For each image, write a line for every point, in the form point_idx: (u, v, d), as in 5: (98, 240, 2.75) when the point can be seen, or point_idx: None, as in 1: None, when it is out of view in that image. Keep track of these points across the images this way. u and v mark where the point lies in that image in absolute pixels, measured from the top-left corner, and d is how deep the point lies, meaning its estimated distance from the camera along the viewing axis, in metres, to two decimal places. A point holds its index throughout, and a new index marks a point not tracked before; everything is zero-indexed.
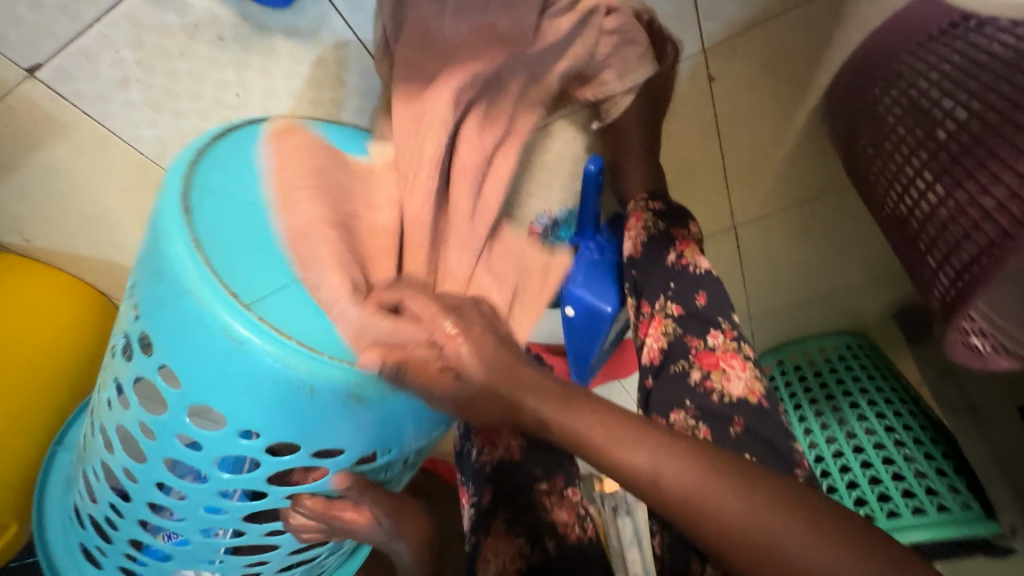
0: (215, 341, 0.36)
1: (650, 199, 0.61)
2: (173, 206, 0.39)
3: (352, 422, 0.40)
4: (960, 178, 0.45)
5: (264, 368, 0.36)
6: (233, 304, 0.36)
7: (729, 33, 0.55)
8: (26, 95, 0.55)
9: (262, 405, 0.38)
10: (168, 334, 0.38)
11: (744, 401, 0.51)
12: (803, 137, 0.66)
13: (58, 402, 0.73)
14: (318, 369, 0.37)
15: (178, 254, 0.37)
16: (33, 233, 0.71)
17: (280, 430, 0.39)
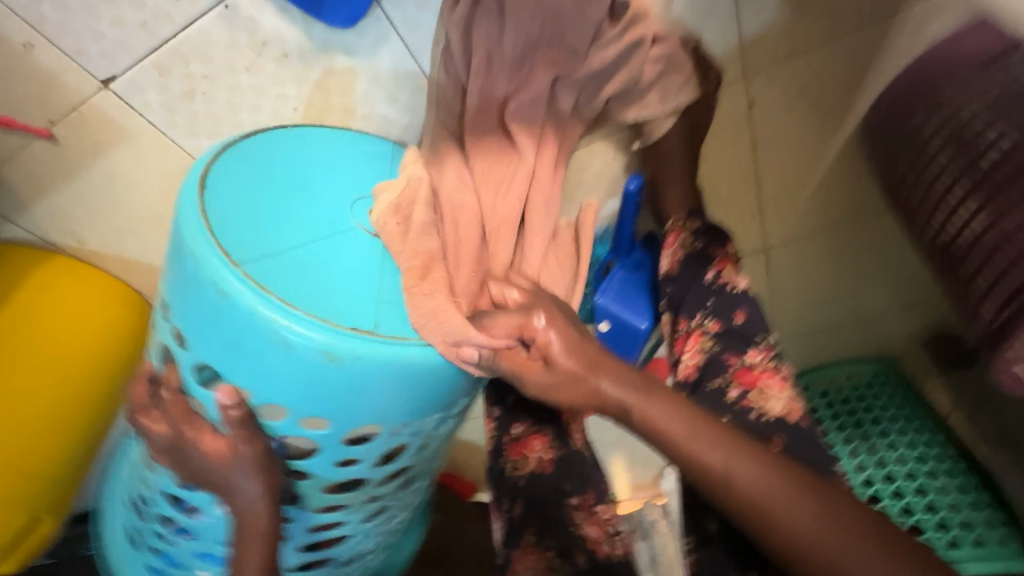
0: (249, 326, 0.41)
1: (688, 217, 0.62)
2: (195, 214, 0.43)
3: (374, 390, 0.43)
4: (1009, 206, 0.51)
5: (292, 344, 0.41)
6: (261, 292, 0.41)
7: (772, 60, 0.57)
8: (97, 105, 0.58)
9: (299, 381, 0.42)
10: (209, 329, 0.42)
11: (783, 419, 0.51)
12: (839, 162, 0.67)
13: (89, 401, 0.75)
14: (339, 338, 0.41)
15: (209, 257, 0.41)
16: (88, 236, 0.72)
17: (314, 404, 0.43)
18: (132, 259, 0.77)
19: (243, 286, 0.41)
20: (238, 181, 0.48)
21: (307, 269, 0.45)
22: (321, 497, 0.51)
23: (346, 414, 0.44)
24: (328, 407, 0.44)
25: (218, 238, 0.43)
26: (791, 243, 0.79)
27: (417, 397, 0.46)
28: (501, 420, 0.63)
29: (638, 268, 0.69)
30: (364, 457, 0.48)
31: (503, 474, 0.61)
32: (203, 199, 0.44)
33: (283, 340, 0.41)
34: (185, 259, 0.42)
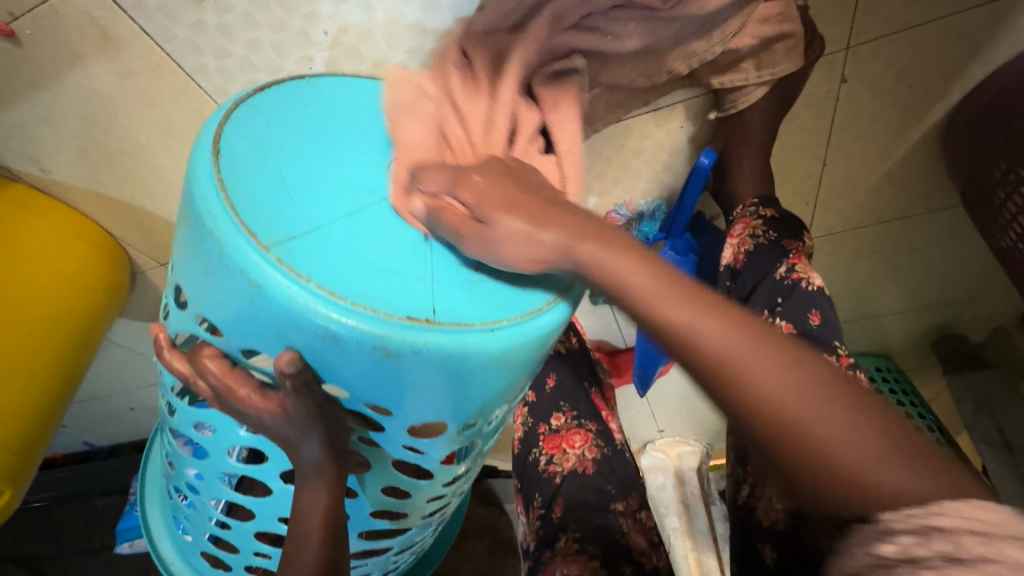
0: (286, 317, 0.33)
1: (761, 204, 0.56)
2: (207, 183, 0.34)
3: (438, 383, 0.36)
4: None
5: (338, 339, 0.33)
6: (297, 277, 0.33)
7: (880, 33, 0.51)
8: (77, 1, 0.47)
9: (354, 373, 0.35)
10: (236, 320, 0.35)
11: None
12: (911, 156, 0.63)
13: (57, 357, 0.64)
14: (393, 330, 0.33)
15: (226, 236, 0.33)
16: (53, 165, 0.61)
17: (372, 395, 0.37)
18: (107, 195, 0.66)
19: (275, 272, 0.32)
20: (259, 138, 0.38)
21: (352, 243, 0.36)
22: (390, 475, 0.46)
23: (403, 407, 0.38)
24: (381, 400, 0.37)
25: (239, 213, 0.34)
26: (834, 236, 0.75)
27: (489, 384, 0.38)
28: (540, 408, 0.60)
29: (688, 251, 0.64)
30: (429, 446, 0.43)
31: (537, 468, 0.58)
32: (215, 163, 0.35)
33: (327, 333, 0.33)
34: (202, 239, 0.34)
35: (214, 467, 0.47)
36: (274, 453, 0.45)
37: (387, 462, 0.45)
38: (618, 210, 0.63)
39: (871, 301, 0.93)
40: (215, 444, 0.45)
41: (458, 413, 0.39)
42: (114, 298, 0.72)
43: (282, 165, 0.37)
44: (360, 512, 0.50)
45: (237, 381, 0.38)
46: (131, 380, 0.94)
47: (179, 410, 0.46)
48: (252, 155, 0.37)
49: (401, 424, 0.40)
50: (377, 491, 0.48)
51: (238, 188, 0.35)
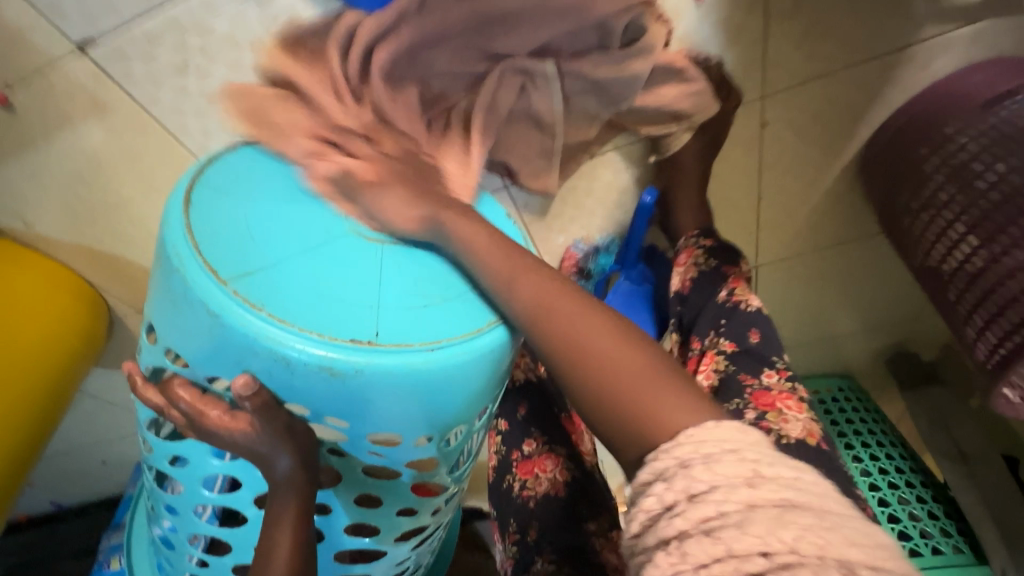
0: (242, 341, 0.37)
1: (702, 235, 0.61)
2: (176, 226, 0.39)
3: (388, 399, 0.40)
4: (1005, 246, 0.49)
5: (290, 361, 0.37)
6: (251, 308, 0.37)
7: (790, 83, 0.58)
8: (70, 72, 0.51)
9: (309, 390, 0.39)
10: (198, 345, 0.39)
11: (803, 443, 0.49)
12: (835, 188, 0.70)
13: (29, 407, 0.65)
14: (338, 352, 0.37)
15: (189, 271, 0.37)
16: (36, 219, 0.64)
17: (331, 411, 0.40)
18: (89, 247, 0.69)
19: (230, 303, 0.37)
20: (229, 187, 0.43)
21: (305, 276, 0.40)
22: (362, 486, 0.48)
23: (359, 423, 0.41)
24: (337, 416, 0.40)
25: (204, 253, 0.38)
26: (780, 263, 0.81)
27: (440, 400, 0.41)
28: (513, 436, 0.61)
29: (643, 281, 0.70)
30: (392, 462, 0.45)
31: (512, 495, 0.58)
32: (185, 212, 0.40)
33: (280, 357, 0.37)
34: (172, 277, 0.38)
35: (187, 501, 0.49)
36: (248, 477, 0.48)
37: (358, 472, 0.47)
38: (577, 245, 0.69)
39: (825, 323, 0.98)
40: (187, 473, 0.48)
41: (413, 428, 0.42)
42: (90, 346, 0.73)
43: (246, 209, 0.42)
44: (331, 530, 0.52)
45: (207, 405, 0.41)
46: (106, 433, 0.94)
47: (152, 443, 0.49)
48: (221, 200, 0.42)
49: (360, 439, 0.43)
50: (348, 503, 0.50)
51: (206, 231, 0.40)
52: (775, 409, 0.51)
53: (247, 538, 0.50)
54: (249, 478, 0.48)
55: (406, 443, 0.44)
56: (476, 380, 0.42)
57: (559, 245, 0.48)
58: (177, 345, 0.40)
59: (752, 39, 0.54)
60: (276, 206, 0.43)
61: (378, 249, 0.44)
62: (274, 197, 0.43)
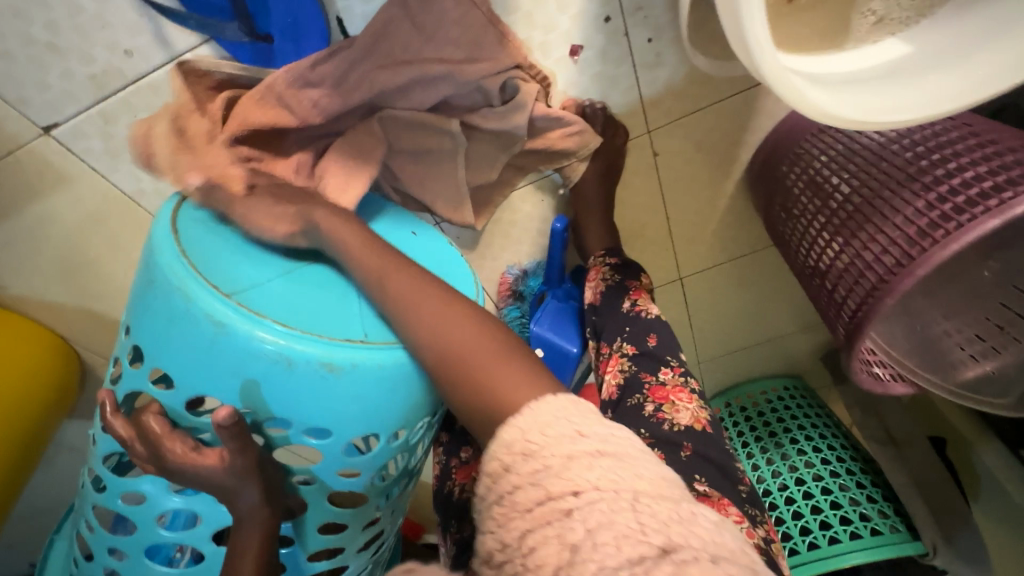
0: (243, 345, 0.43)
1: (607, 255, 0.69)
2: (172, 252, 0.45)
3: (366, 395, 0.46)
4: (847, 238, 0.58)
5: (291, 361, 0.44)
6: (256, 318, 0.44)
7: (668, 119, 0.67)
8: (38, 151, 0.59)
9: (299, 391, 0.45)
10: (194, 356, 0.44)
11: (692, 428, 0.57)
12: (732, 203, 0.79)
13: (1, 462, 0.69)
14: (333, 350, 0.45)
15: (194, 288, 0.44)
16: (11, 281, 0.71)
17: (311, 414, 0.46)
18: (61, 303, 0.75)
19: (233, 312, 0.44)
20: (207, 225, 0.50)
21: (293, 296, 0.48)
22: (322, 510, 0.54)
23: (339, 425, 0.47)
24: (319, 419, 0.46)
25: (204, 275, 0.45)
26: (701, 273, 0.90)
27: (406, 399, 0.49)
28: (452, 446, 0.68)
29: (568, 298, 0.76)
30: (362, 467, 0.51)
31: (453, 499, 0.64)
32: (177, 241, 0.46)
33: (282, 357, 0.44)
34: (171, 297, 0.44)
35: (140, 540, 0.54)
36: (210, 513, 0.53)
37: (324, 497, 0.53)
38: (509, 271, 0.77)
39: (758, 326, 1.06)
40: (144, 511, 0.53)
41: (383, 427, 0.49)
42: (63, 396, 0.78)
43: (226, 243, 0.50)
44: (295, 558, 0.57)
45: (175, 440, 0.47)
46: (80, 484, 0.97)
47: (108, 484, 0.53)
48: (205, 232, 0.49)
49: (337, 447, 0.49)
50: (315, 530, 0.55)
51: (199, 258, 0.46)
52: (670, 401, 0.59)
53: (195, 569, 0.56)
54: (210, 514, 0.54)
55: (382, 438, 0.50)
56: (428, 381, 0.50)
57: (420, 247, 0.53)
58: (164, 363, 0.45)
59: (628, 85, 0.63)
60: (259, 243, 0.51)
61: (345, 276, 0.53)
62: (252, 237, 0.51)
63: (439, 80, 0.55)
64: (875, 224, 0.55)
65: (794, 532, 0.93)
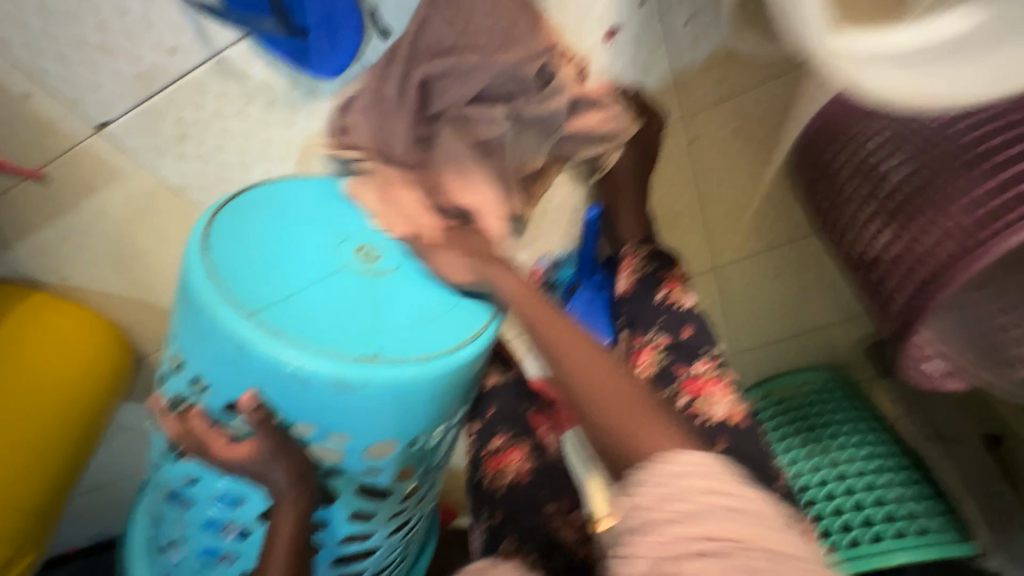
0: (266, 366, 0.45)
1: (641, 244, 0.68)
2: (200, 270, 0.47)
3: (384, 408, 0.48)
4: (901, 228, 0.56)
5: (309, 379, 0.45)
6: (275, 338, 0.45)
7: (706, 104, 0.65)
8: (90, 148, 0.62)
9: (321, 404, 0.47)
10: (225, 371, 0.47)
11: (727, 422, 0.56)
12: (772, 190, 0.76)
13: (66, 441, 0.74)
14: (350, 369, 0.45)
15: (219, 309, 0.45)
16: (69, 272, 0.75)
17: (334, 422, 0.48)
18: (114, 293, 0.79)
19: (255, 333, 0.45)
20: (232, 232, 0.50)
21: (315, 306, 0.48)
22: (352, 498, 0.56)
23: (359, 432, 0.49)
24: (341, 427, 0.48)
25: (227, 291, 0.46)
26: (738, 263, 0.87)
27: (425, 407, 0.50)
28: (483, 435, 0.69)
29: (600, 288, 0.75)
30: (386, 465, 0.53)
31: (483, 486, 0.66)
32: (205, 255, 0.48)
33: (300, 375, 0.45)
34: (200, 314, 0.46)
35: (199, 514, 0.58)
36: (251, 496, 0.56)
37: (352, 491, 0.55)
38: (541, 260, 0.77)
39: (798, 316, 1.02)
40: (201, 489, 0.57)
41: (403, 432, 0.51)
42: (119, 381, 0.83)
43: (249, 249, 0.50)
44: (329, 541, 0.59)
45: (215, 434, 0.50)
46: (134, 462, 1.03)
47: (170, 463, 0.58)
48: (230, 239, 0.50)
49: (361, 449, 0.51)
50: (345, 518, 0.57)
51: (224, 271, 0.47)
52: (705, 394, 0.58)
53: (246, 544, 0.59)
54: (253, 498, 0.56)
55: (401, 443, 0.52)
56: (446, 389, 0.50)
57: (458, 241, 0.56)
58: (202, 373, 0.48)
59: (664, 70, 0.62)
60: (283, 245, 0.51)
61: (372, 277, 0.51)
62: (276, 239, 0.51)
63: (477, 72, 0.56)
64: (928, 216, 0.53)
65: (834, 527, 0.91)
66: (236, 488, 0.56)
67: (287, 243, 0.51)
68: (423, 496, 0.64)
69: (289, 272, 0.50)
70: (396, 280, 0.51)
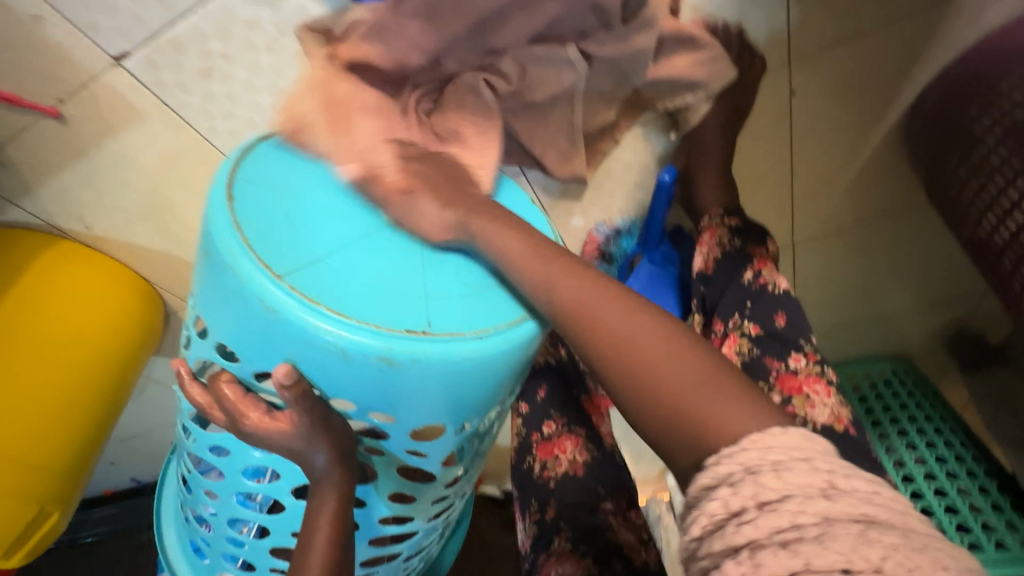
0: (299, 335, 0.39)
1: (726, 214, 0.60)
2: (225, 223, 0.40)
3: (435, 388, 0.42)
4: None
5: (346, 352, 0.39)
6: (308, 303, 0.39)
7: (818, 47, 0.54)
8: (110, 83, 0.55)
9: (361, 381, 0.41)
10: (252, 338, 0.41)
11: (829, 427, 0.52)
12: (876, 156, 0.65)
13: (96, 397, 0.71)
14: (393, 342, 0.39)
15: (245, 267, 0.39)
16: (95, 221, 0.70)
17: (376, 402, 0.42)
18: (140, 246, 0.75)
19: (286, 296, 0.38)
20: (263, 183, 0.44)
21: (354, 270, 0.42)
22: (391, 479, 0.51)
23: (402, 412, 0.43)
24: (384, 407, 0.43)
25: (254, 249, 0.40)
26: (819, 239, 0.77)
27: (476, 388, 0.44)
28: (533, 418, 0.63)
29: (666, 262, 0.67)
30: (431, 449, 0.48)
31: (533, 476, 0.60)
32: (230, 207, 0.41)
33: (337, 348, 0.39)
34: (224, 274, 0.40)
35: (229, 488, 0.54)
36: (285, 470, 0.52)
37: (392, 470, 0.50)
38: (599, 228, 0.68)
39: (874, 301, 0.92)
40: (228, 462, 0.53)
41: (452, 416, 0.45)
42: (150, 335, 0.79)
43: (283, 203, 0.44)
44: (367, 520, 0.55)
45: (248, 405, 0.44)
46: (163, 418, 1.01)
47: (197, 435, 0.54)
48: (260, 190, 0.44)
49: (404, 432, 0.45)
50: (383, 498, 0.53)
51: (251, 227, 0.41)
52: (802, 393, 0.54)
53: (278, 521, 0.55)
54: (285, 471, 0.52)
55: (448, 428, 0.46)
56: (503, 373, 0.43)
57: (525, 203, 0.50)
58: (227, 340, 0.43)
59: None
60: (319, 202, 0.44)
61: (416, 240, 0.45)
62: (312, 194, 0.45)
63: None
64: None
65: None
66: (265, 463, 0.51)
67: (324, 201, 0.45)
68: (467, 480, 0.58)
69: (325, 231, 0.43)
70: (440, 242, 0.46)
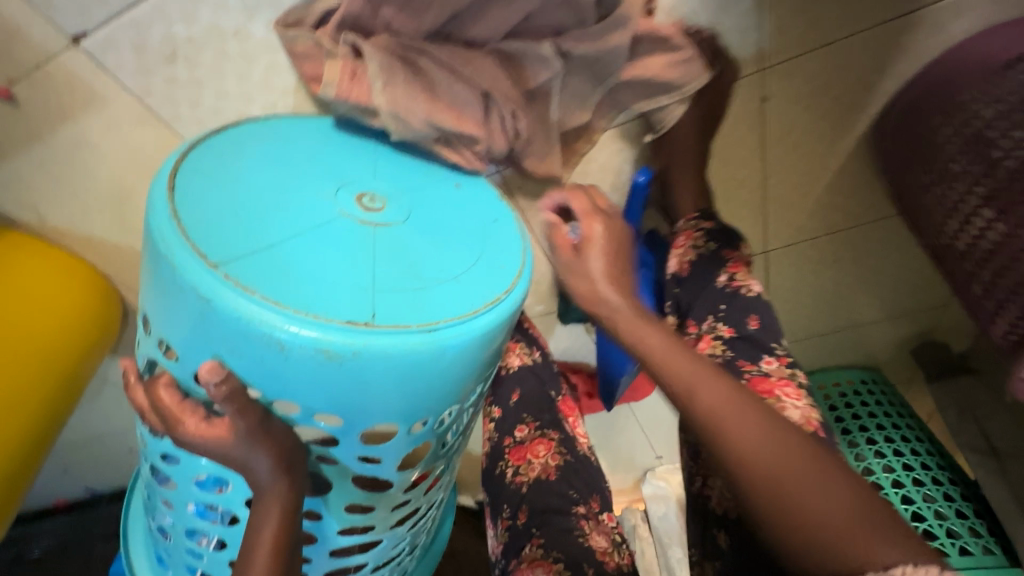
0: (234, 328, 0.37)
1: (701, 218, 0.61)
2: (162, 212, 0.38)
3: (384, 385, 0.40)
4: (1015, 224, 0.46)
5: (285, 346, 0.37)
6: (243, 292, 0.36)
7: (789, 54, 0.56)
8: (67, 64, 0.53)
9: (303, 379, 0.39)
10: (189, 333, 0.39)
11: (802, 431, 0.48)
12: (844, 166, 0.66)
13: (41, 403, 0.67)
14: (333, 334, 0.37)
15: (179, 257, 0.37)
16: (49, 212, 0.67)
17: (321, 401, 0.40)
18: (98, 238, 0.71)
19: (220, 286, 0.36)
20: (208, 171, 0.42)
21: (298, 260, 0.40)
22: (348, 488, 0.49)
23: (349, 411, 0.41)
24: (330, 407, 0.40)
25: (190, 238, 0.38)
26: (792, 247, 0.78)
27: (429, 386, 0.42)
28: (506, 423, 0.62)
29: (642, 267, 0.67)
30: (386, 453, 0.46)
31: (504, 480, 0.59)
32: (169, 196, 0.39)
33: (274, 341, 0.37)
34: (159, 265, 0.38)
35: (181, 498, 0.52)
36: (234, 481, 0.49)
37: (347, 480, 0.48)
38: None
39: (845, 310, 0.94)
40: (177, 471, 0.50)
41: (403, 415, 0.43)
42: (105, 334, 0.75)
43: (228, 192, 0.42)
44: (324, 532, 0.53)
45: (185, 410, 0.41)
46: (119, 425, 0.97)
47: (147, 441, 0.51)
48: (204, 179, 0.42)
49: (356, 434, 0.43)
50: (340, 508, 0.51)
51: (190, 216, 0.39)
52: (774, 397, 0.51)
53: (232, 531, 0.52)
54: (234, 481, 0.49)
55: (401, 428, 0.44)
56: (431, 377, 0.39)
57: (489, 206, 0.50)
58: (167, 336, 0.41)
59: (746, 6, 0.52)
60: (268, 191, 0.43)
61: (369, 231, 0.43)
62: (261, 183, 0.43)
63: None
64: None
65: None
66: (212, 472, 0.49)
67: (273, 191, 0.43)
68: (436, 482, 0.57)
69: (270, 219, 0.41)
70: (396, 234, 0.44)
